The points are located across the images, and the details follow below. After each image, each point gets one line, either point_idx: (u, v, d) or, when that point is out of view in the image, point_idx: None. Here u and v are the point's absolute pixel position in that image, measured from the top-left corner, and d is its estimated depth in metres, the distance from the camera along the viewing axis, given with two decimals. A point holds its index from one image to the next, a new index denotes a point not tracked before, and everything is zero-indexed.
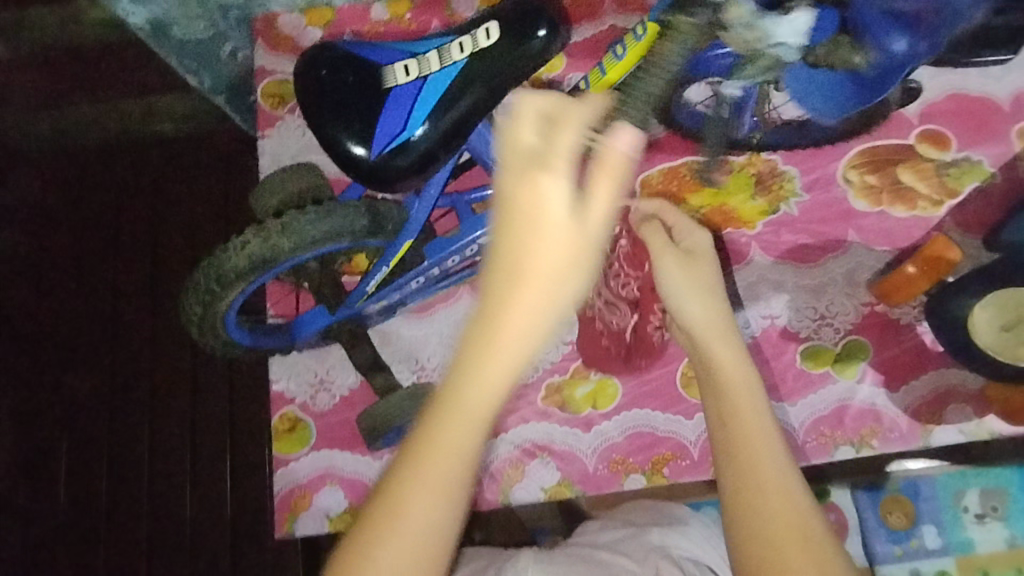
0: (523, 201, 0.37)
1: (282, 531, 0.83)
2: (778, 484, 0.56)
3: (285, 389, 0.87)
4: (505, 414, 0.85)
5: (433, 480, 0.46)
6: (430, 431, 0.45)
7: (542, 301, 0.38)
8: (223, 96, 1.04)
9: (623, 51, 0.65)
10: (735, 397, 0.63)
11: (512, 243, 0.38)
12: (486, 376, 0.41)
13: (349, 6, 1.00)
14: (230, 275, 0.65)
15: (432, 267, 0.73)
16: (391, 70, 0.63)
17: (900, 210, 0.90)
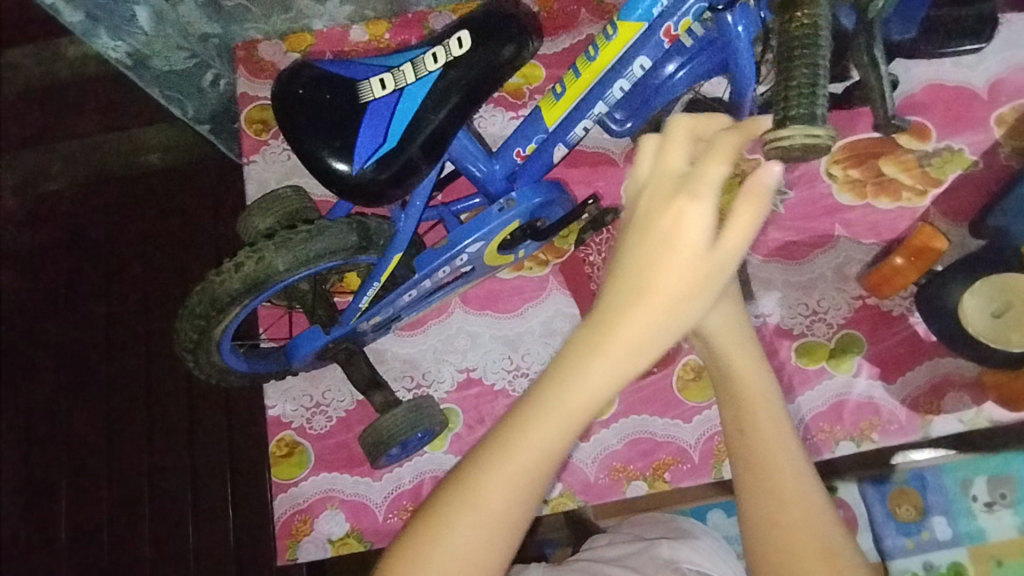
0: (680, 226, 0.39)
1: (284, 558, 0.82)
2: (793, 510, 0.49)
3: (281, 414, 0.86)
4: None
5: (502, 500, 0.41)
6: (511, 441, 0.41)
7: (657, 318, 0.39)
8: (207, 125, 1.03)
9: (596, 51, 0.62)
10: (760, 415, 0.50)
11: (642, 261, 0.40)
12: (591, 386, 0.40)
13: (328, 30, 1.01)
14: (223, 298, 0.63)
15: (424, 280, 0.70)
16: (365, 84, 0.62)
17: (885, 203, 0.90)
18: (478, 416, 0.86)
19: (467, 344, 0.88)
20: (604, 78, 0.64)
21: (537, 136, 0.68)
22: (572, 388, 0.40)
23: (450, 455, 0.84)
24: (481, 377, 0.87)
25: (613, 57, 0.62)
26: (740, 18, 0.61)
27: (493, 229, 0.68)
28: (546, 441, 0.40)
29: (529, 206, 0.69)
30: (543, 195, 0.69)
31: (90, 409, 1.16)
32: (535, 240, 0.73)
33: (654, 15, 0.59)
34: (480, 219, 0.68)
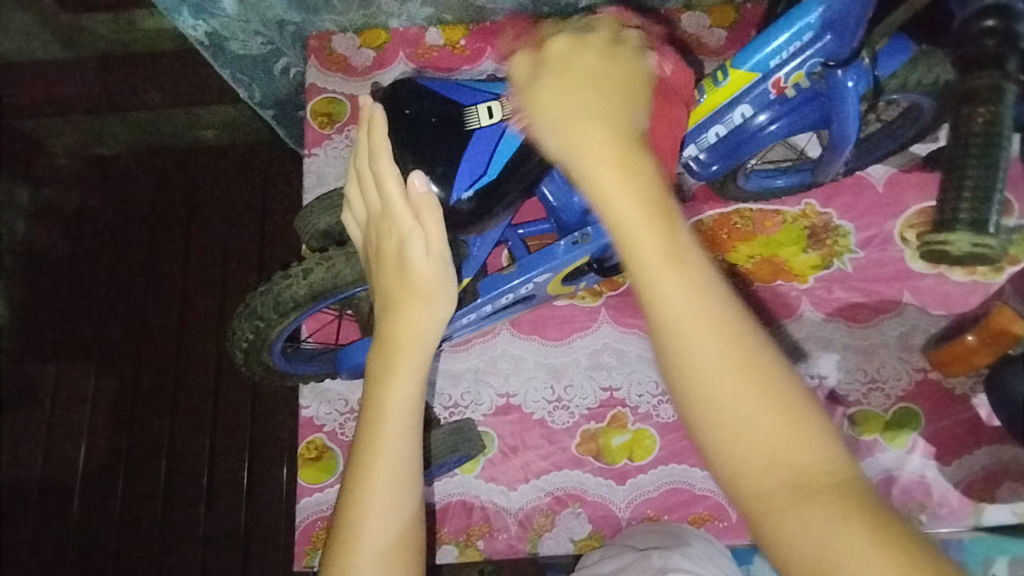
0: (384, 275, 0.52)
1: (301, 564, 0.80)
2: (715, 377, 0.40)
3: (314, 416, 0.85)
4: (538, 458, 0.83)
5: (383, 514, 0.49)
6: (369, 461, 0.49)
7: (425, 310, 0.51)
8: (271, 111, 1.04)
9: (701, 96, 0.61)
10: (655, 266, 0.41)
11: (388, 288, 0.51)
12: (399, 387, 0.50)
13: (404, 29, 0.99)
14: (287, 303, 0.62)
15: (486, 304, 0.69)
16: (472, 110, 0.58)
17: (958, 275, 0.87)
18: (513, 444, 0.83)
19: (510, 369, 0.86)
20: (704, 123, 0.63)
21: None
22: (392, 397, 0.50)
23: (481, 481, 0.82)
24: (521, 405, 0.85)
25: (717, 105, 0.62)
26: (853, 75, 0.59)
27: (563, 260, 0.67)
28: (394, 446, 0.50)
29: (602, 244, 0.66)
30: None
31: (117, 379, 1.15)
32: (597, 275, 0.73)
33: (769, 67, 0.59)
34: (550, 250, 0.67)
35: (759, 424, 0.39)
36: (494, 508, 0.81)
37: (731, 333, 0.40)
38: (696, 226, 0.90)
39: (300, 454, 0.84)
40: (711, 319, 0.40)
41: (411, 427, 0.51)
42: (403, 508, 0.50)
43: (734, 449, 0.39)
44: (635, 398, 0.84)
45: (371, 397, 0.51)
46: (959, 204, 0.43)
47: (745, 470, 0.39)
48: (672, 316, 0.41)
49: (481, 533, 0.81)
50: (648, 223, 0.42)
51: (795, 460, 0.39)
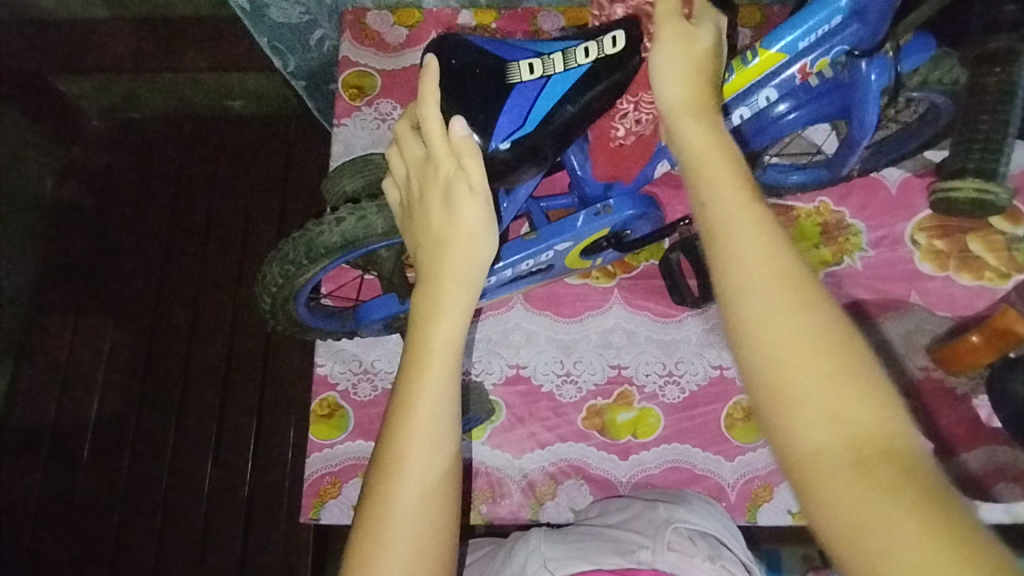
0: (427, 218, 0.53)
1: (307, 517, 0.82)
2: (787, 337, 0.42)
3: (328, 374, 0.87)
4: (544, 429, 0.85)
5: (424, 446, 0.49)
6: (411, 397, 0.50)
7: (468, 251, 0.52)
8: (303, 82, 1.07)
9: (730, 75, 0.63)
10: (731, 237, 0.45)
11: (433, 231, 0.53)
12: (446, 322, 0.52)
13: (437, 10, 1.03)
14: (319, 249, 0.64)
15: (506, 269, 0.72)
16: (513, 66, 0.58)
17: (966, 279, 0.89)
18: (520, 414, 0.85)
19: (522, 342, 0.88)
20: (728, 103, 0.65)
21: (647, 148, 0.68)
22: (438, 329, 0.51)
23: (488, 447, 0.84)
24: (530, 376, 0.87)
25: (744, 83, 0.63)
26: (876, 68, 0.62)
27: (583, 231, 0.70)
28: (438, 383, 0.50)
29: (622, 217, 0.70)
30: (637, 207, 0.70)
31: (132, 337, 1.18)
32: (615, 250, 0.76)
33: (797, 50, 0.61)
34: (572, 219, 0.70)
35: (822, 392, 0.41)
36: (498, 474, 0.83)
37: (816, 317, 0.42)
38: None
39: (312, 410, 0.86)
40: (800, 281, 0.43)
41: (451, 363, 0.51)
42: (443, 443, 0.50)
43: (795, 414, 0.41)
44: (642, 377, 0.86)
45: (419, 331, 0.52)
46: (969, 157, 0.49)
47: (800, 439, 0.40)
48: (760, 299, 0.43)
49: (484, 497, 0.83)
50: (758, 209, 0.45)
51: (857, 423, 0.40)
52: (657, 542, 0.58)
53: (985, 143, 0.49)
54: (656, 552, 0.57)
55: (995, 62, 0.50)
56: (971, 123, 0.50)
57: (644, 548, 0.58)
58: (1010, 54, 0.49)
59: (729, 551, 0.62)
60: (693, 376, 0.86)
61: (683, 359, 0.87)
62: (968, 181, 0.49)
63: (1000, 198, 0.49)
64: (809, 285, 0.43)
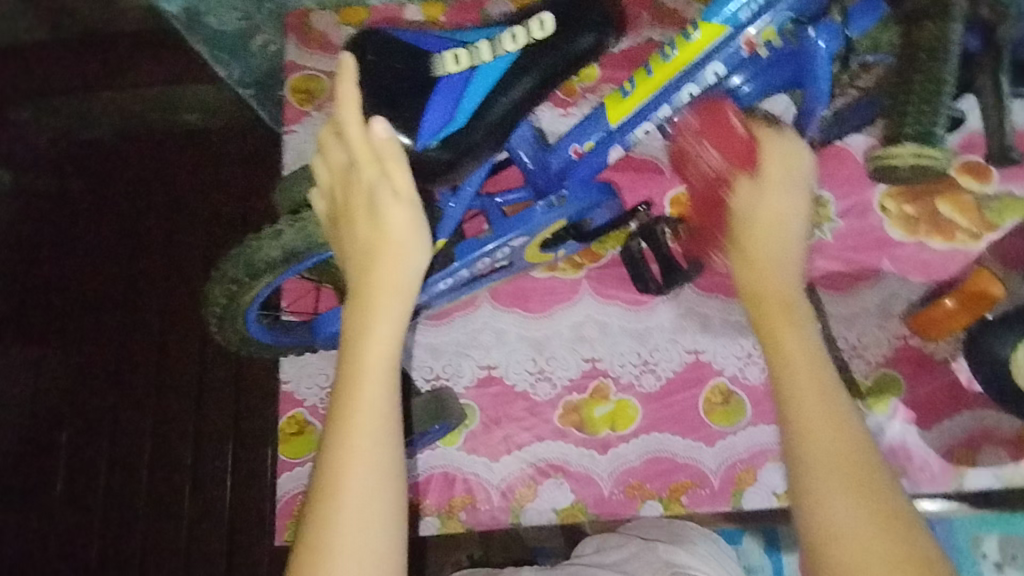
0: (354, 228, 0.51)
1: (282, 539, 0.80)
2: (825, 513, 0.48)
3: (295, 391, 0.85)
4: (520, 430, 0.83)
5: (364, 468, 0.47)
6: (347, 415, 0.48)
7: (399, 261, 0.50)
8: (250, 90, 1.00)
9: (674, 51, 0.63)
10: (793, 352, 0.54)
11: (361, 241, 0.50)
12: (379, 335, 0.49)
13: (383, 6, 1.01)
14: (260, 264, 0.62)
15: (462, 269, 0.70)
16: (438, 57, 0.56)
17: (938, 243, 0.87)
18: (495, 416, 0.83)
19: (491, 342, 0.86)
20: (677, 81, 0.64)
21: (597, 133, 0.66)
22: (373, 342, 0.49)
23: (463, 453, 0.82)
24: (502, 376, 0.85)
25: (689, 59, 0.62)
26: (824, 35, 0.60)
27: (538, 224, 0.68)
28: (374, 400, 0.48)
29: (578, 204, 0.69)
30: (592, 197, 0.70)
31: (84, 371, 1.10)
32: (577, 241, 0.75)
33: (739, 22, 0.60)
34: (528, 212, 0.68)
35: (847, 503, 0.48)
36: (476, 479, 0.81)
37: (835, 416, 0.51)
38: (678, 197, 0.90)
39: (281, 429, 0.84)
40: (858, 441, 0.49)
41: (388, 377, 0.49)
42: (386, 462, 0.48)
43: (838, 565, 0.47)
44: (617, 368, 0.84)
45: (352, 347, 0.49)
46: (905, 122, 0.48)
47: (835, 529, 0.48)
48: (797, 398, 0.52)
49: (463, 503, 0.81)
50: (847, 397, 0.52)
51: (885, 540, 0.47)
52: None
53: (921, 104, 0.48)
54: None
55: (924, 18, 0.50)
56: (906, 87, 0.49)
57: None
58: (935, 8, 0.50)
59: None
60: (669, 363, 0.84)
61: (658, 346, 0.85)
62: (906, 146, 0.48)
63: (939, 162, 0.47)
64: (837, 389, 0.52)
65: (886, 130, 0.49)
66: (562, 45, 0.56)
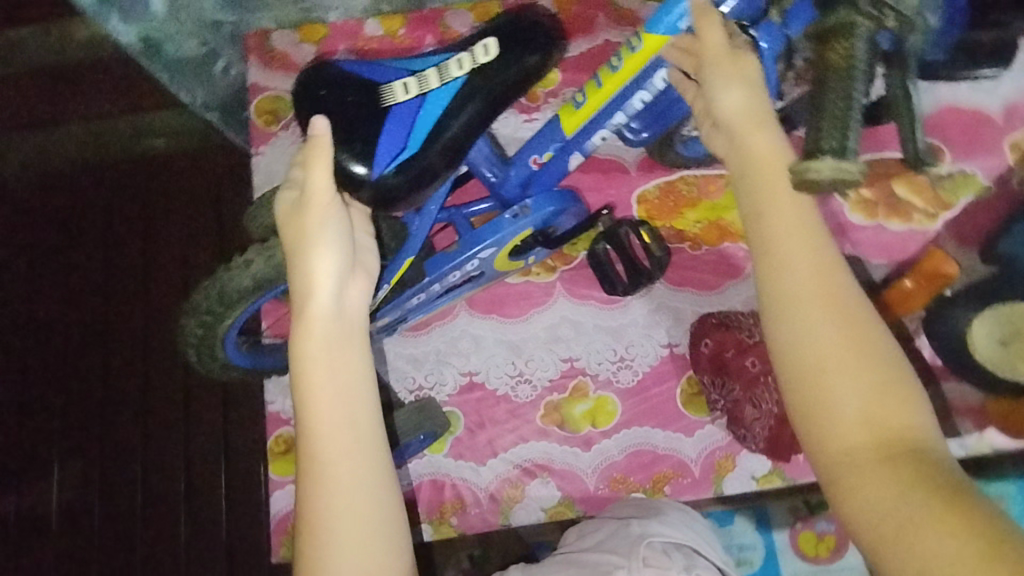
0: (289, 232, 0.56)
1: (278, 556, 0.83)
2: (834, 321, 0.48)
3: (280, 411, 0.86)
4: (503, 433, 0.85)
5: (330, 445, 0.51)
6: (305, 401, 0.52)
7: (322, 251, 0.54)
8: (216, 113, 1.00)
9: (620, 62, 0.65)
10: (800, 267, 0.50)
11: (292, 243, 0.56)
12: (314, 325, 0.53)
13: (343, 22, 1.03)
14: (232, 294, 0.64)
15: (434, 284, 0.73)
16: (388, 88, 0.61)
17: (896, 224, 0.90)
18: (478, 420, 0.85)
19: (471, 348, 0.87)
20: (627, 88, 0.66)
21: (554, 144, 0.70)
22: (314, 323, 0.53)
23: (450, 459, 0.84)
24: (483, 382, 0.87)
25: (636, 68, 0.65)
26: (766, 34, 0.63)
27: (503, 236, 0.70)
28: (324, 382, 0.52)
29: (543, 214, 0.70)
30: (556, 203, 0.71)
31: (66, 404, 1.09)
32: (545, 248, 0.76)
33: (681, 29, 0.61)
34: (492, 225, 0.70)
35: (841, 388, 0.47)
36: (465, 484, 0.83)
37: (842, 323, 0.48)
38: (643, 195, 0.93)
39: (269, 448, 0.86)
40: (833, 266, 0.50)
41: (335, 349, 0.53)
42: (350, 435, 0.52)
43: (800, 398, 0.48)
44: (594, 366, 0.87)
45: (296, 333, 0.53)
46: (823, 137, 0.50)
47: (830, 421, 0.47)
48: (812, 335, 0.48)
49: (454, 508, 0.83)
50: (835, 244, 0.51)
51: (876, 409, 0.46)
52: (632, 560, 0.57)
53: (834, 122, 0.50)
54: (633, 570, 0.56)
55: (835, 36, 0.52)
56: (825, 104, 0.51)
57: (619, 568, 0.57)
58: (846, 25, 0.52)
59: (704, 560, 0.62)
60: (645, 358, 0.87)
61: (633, 342, 0.87)
62: (825, 160, 0.49)
63: (857, 175, 0.49)
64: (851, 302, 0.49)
65: (805, 143, 0.50)
66: (506, 66, 0.60)
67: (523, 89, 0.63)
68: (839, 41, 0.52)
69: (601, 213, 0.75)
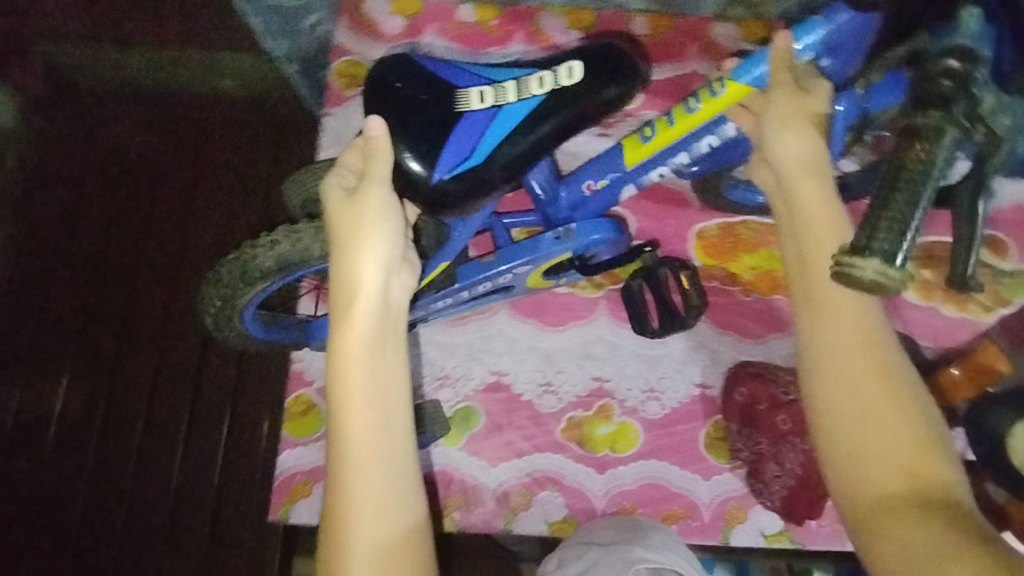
0: (339, 224, 0.58)
1: (277, 515, 0.83)
2: (867, 377, 0.53)
3: (304, 371, 0.86)
4: (521, 438, 0.84)
5: (368, 431, 0.54)
6: (344, 388, 0.55)
7: (374, 246, 0.57)
8: (295, 66, 1.00)
9: (697, 104, 0.66)
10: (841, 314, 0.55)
11: (342, 236, 0.58)
12: (357, 318, 0.56)
13: (437, 3, 1.03)
14: (255, 272, 0.66)
15: (463, 290, 0.76)
16: (465, 92, 0.61)
17: (949, 310, 0.89)
18: (498, 421, 0.84)
19: (504, 348, 0.87)
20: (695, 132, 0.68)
21: (612, 173, 0.72)
22: (357, 313, 0.56)
23: (463, 453, 0.83)
24: (510, 384, 0.86)
25: (711, 114, 0.66)
26: (843, 101, 0.63)
27: (541, 253, 0.72)
28: (363, 371, 0.55)
29: (585, 240, 0.72)
30: (602, 232, 0.72)
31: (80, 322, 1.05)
32: (579, 272, 0.78)
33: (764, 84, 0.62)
34: (531, 243, 0.72)
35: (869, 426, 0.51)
36: (473, 481, 0.82)
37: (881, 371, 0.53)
38: (702, 232, 0.92)
39: (286, 407, 0.86)
40: (871, 327, 0.55)
41: (374, 343, 0.56)
42: (386, 423, 0.55)
43: (836, 451, 0.52)
44: (623, 391, 0.86)
45: (340, 325, 0.56)
46: (875, 233, 0.44)
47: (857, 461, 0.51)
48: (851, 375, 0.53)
49: (457, 504, 0.82)
50: (875, 306, 0.56)
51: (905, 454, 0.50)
52: None
53: (890, 222, 0.44)
54: None
55: (916, 137, 0.46)
56: (883, 200, 0.45)
57: None
58: (934, 130, 0.46)
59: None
60: (675, 393, 0.86)
61: (666, 375, 0.86)
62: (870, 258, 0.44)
63: (898, 285, 0.43)
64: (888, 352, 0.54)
65: (854, 236, 0.45)
66: (588, 91, 0.60)
67: (597, 117, 0.63)
68: (917, 143, 0.46)
69: (643, 246, 0.77)
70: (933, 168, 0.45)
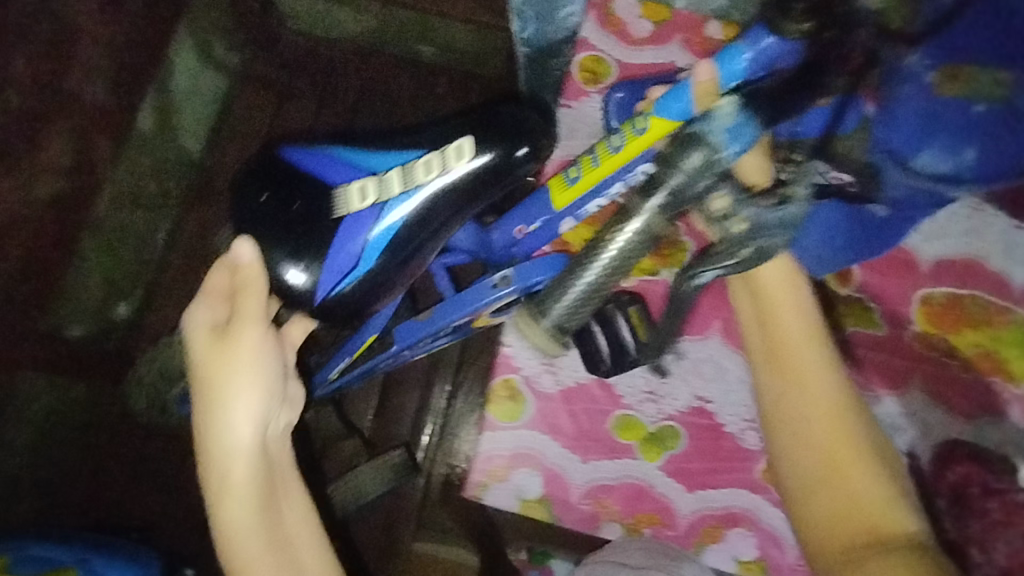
0: (201, 375, 0.63)
1: (470, 494, 0.83)
2: (848, 438, 0.64)
3: (513, 356, 0.84)
4: (721, 472, 0.82)
5: (254, 552, 0.61)
6: (224, 523, 0.61)
7: (252, 395, 0.62)
8: (528, 50, 0.97)
9: (621, 141, 0.65)
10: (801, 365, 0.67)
11: (206, 389, 0.62)
12: (235, 467, 0.61)
13: (688, 12, 1.00)
14: (176, 370, 0.79)
15: (404, 350, 0.76)
16: (342, 188, 0.66)
17: None
18: (699, 450, 0.83)
19: (714, 374, 0.84)
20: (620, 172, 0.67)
21: (543, 215, 0.72)
22: (235, 460, 0.61)
23: (662, 473, 0.82)
24: (715, 413, 0.83)
25: (615, 166, 0.66)
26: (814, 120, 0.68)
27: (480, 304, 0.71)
28: (240, 506, 0.61)
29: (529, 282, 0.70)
30: (544, 273, 0.70)
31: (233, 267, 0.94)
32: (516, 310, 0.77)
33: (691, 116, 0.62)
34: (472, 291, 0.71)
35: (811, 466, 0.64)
36: (668, 504, 0.82)
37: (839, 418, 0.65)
38: (928, 297, 0.90)
39: (493, 388, 0.84)
40: (838, 404, 0.66)
41: (259, 489, 0.62)
42: (269, 548, 0.61)
43: (806, 501, 0.64)
44: None
45: (220, 490, 0.61)
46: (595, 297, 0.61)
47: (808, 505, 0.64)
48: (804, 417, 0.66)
49: (650, 522, 0.82)
50: (834, 374, 0.67)
51: (842, 467, 0.63)
52: None
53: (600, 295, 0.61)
54: None
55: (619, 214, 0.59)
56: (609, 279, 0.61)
57: None
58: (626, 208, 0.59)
59: None
60: None
61: None
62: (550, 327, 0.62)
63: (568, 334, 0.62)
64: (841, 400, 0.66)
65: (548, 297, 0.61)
66: (507, 172, 0.67)
67: (506, 182, 0.67)
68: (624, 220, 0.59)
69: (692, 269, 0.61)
70: (626, 240, 0.59)
